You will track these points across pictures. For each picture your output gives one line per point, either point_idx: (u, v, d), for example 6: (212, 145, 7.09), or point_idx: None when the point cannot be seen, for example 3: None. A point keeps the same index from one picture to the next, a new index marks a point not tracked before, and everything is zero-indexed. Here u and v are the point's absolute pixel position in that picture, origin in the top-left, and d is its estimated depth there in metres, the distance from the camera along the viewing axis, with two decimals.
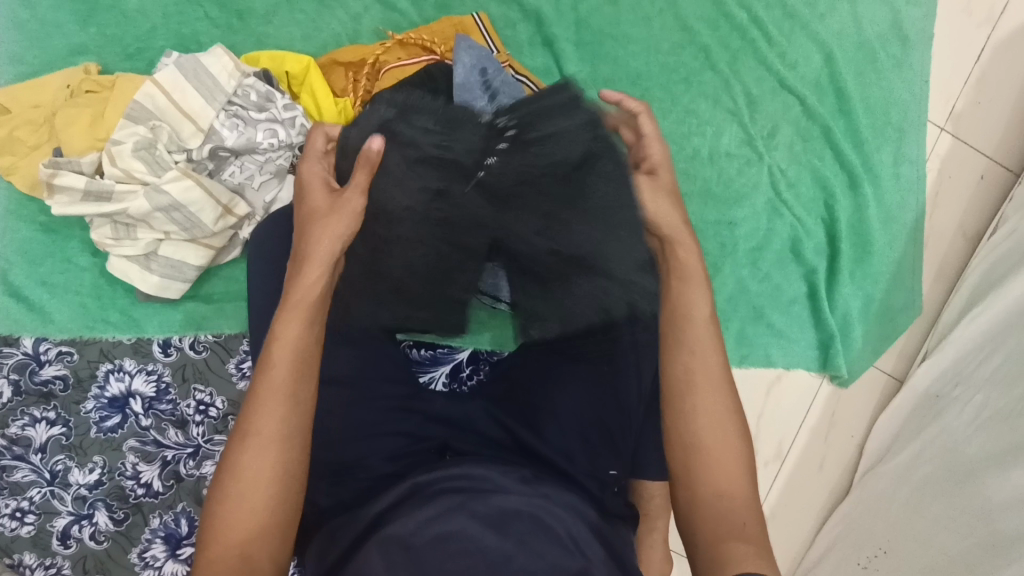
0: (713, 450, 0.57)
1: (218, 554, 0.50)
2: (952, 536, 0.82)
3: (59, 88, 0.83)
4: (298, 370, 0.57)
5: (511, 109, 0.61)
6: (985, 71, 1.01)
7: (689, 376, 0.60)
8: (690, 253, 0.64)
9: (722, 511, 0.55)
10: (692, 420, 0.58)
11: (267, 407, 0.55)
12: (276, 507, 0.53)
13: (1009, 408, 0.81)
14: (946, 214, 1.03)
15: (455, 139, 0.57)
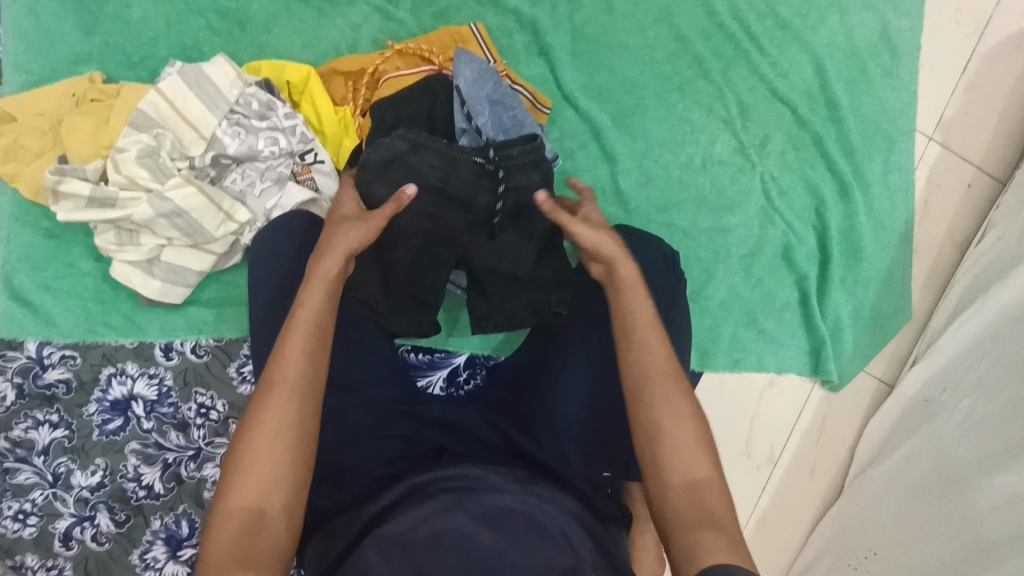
0: (674, 440, 0.58)
1: (234, 503, 0.53)
2: (940, 539, 0.84)
3: (64, 96, 0.84)
4: (317, 340, 0.61)
5: (496, 149, 0.75)
6: (973, 80, 1.03)
7: (642, 371, 0.61)
8: (625, 267, 0.68)
9: (691, 500, 0.55)
10: (650, 412, 0.59)
11: (289, 367, 0.59)
12: (289, 461, 0.56)
13: (998, 412, 0.83)
14: (935, 221, 1.05)
15: (452, 177, 0.75)
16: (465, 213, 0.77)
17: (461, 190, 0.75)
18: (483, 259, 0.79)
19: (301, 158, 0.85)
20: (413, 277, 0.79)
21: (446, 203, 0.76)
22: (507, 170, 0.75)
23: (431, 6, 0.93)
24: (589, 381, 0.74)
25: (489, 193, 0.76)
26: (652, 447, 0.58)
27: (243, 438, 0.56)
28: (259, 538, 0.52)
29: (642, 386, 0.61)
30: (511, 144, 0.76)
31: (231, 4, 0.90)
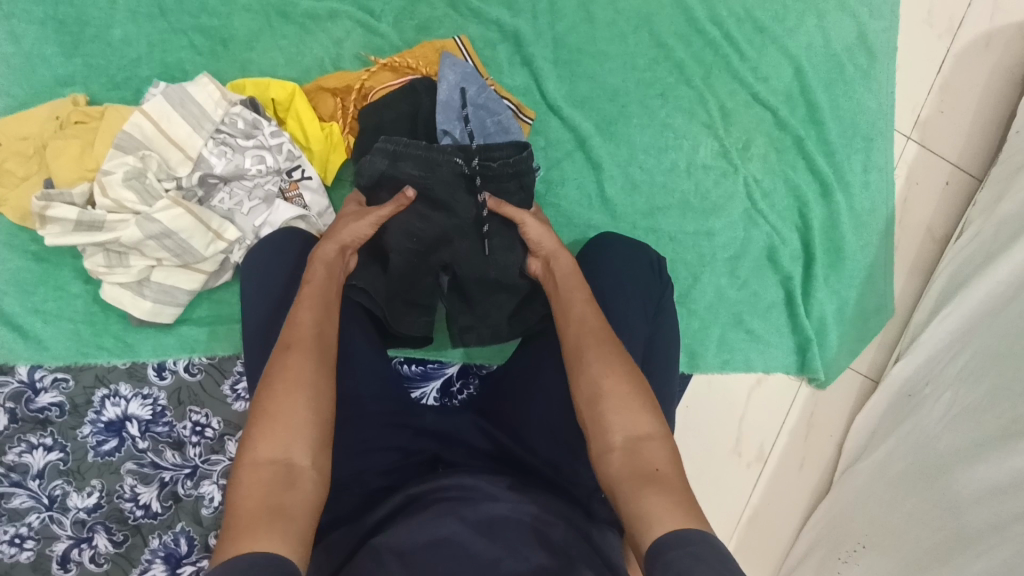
0: (612, 398, 0.59)
1: (260, 453, 0.54)
2: (924, 530, 0.87)
3: (47, 119, 0.84)
4: (323, 311, 0.64)
5: (477, 152, 0.76)
6: (947, 80, 1.06)
7: (578, 339, 0.64)
8: (564, 263, 0.73)
9: (632, 459, 0.56)
10: (589, 374, 0.61)
11: (302, 323, 0.62)
12: (312, 416, 0.57)
13: (976, 404, 0.85)
14: (914, 218, 1.07)
15: (433, 182, 0.76)
16: (451, 218, 0.78)
17: (445, 198, 0.76)
18: (469, 267, 0.79)
19: (289, 175, 0.86)
20: (404, 290, 0.80)
21: (435, 211, 0.77)
22: (487, 177, 0.76)
23: (413, 19, 0.93)
24: None
25: (472, 199, 0.77)
26: (593, 410, 0.60)
27: (264, 399, 0.57)
28: (289, 490, 0.53)
29: (578, 354, 0.63)
30: (494, 150, 0.76)
31: (213, 22, 0.90)
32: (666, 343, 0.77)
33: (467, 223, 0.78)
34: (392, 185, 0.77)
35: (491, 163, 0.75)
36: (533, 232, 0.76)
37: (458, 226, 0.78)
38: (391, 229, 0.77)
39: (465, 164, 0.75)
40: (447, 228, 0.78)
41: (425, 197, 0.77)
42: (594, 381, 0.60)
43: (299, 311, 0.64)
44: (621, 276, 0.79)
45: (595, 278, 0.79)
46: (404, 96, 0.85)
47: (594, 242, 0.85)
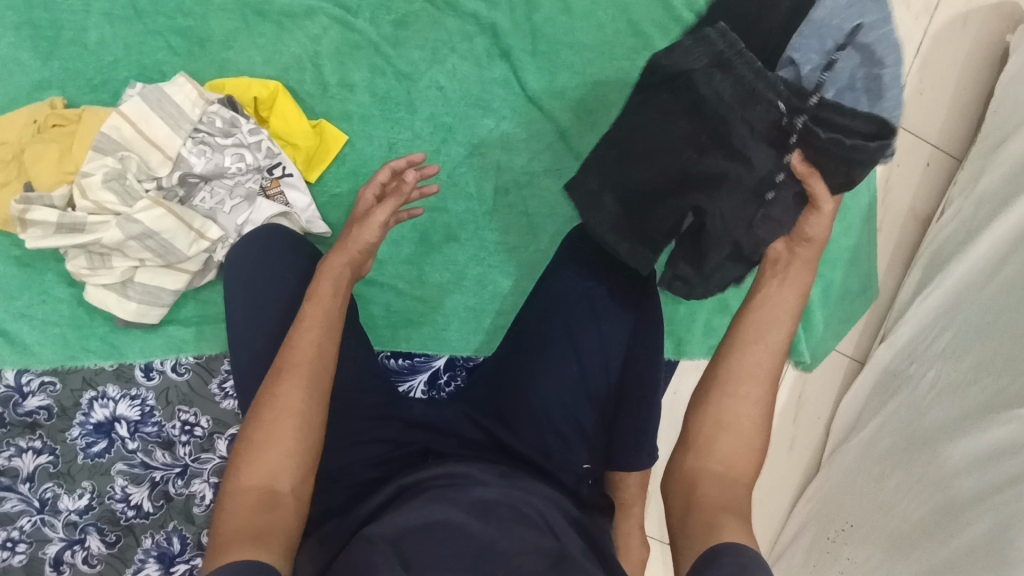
0: (732, 432, 0.58)
1: (247, 478, 0.55)
2: (912, 503, 0.85)
3: (26, 124, 0.84)
4: (324, 329, 0.63)
5: (815, 112, 0.66)
6: (925, 62, 1.06)
7: (746, 367, 0.59)
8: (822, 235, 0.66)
9: (724, 483, 0.57)
10: (729, 400, 0.59)
11: (302, 343, 0.62)
12: (298, 443, 0.57)
13: (960, 379, 0.85)
14: (895, 200, 1.08)
15: (746, 116, 0.69)
16: (739, 168, 0.70)
17: (740, 141, 0.70)
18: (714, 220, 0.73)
19: (270, 173, 0.89)
20: (641, 212, 0.76)
21: (711, 150, 0.72)
22: (801, 144, 0.67)
23: (390, 15, 0.93)
24: (569, 376, 0.75)
25: (770, 154, 0.69)
26: (728, 439, 0.58)
27: (255, 422, 0.58)
28: (270, 514, 0.54)
29: (729, 382, 0.59)
30: (843, 115, 0.65)
31: (190, 22, 0.90)
32: (649, 331, 0.76)
33: (755, 182, 0.70)
34: (691, 89, 0.72)
35: (830, 128, 0.66)
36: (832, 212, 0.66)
37: (727, 175, 0.71)
38: (661, 143, 0.74)
39: (793, 118, 0.67)
40: (726, 159, 0.71)
41: (710, 131, 0.72)
42: (728, 406, 0.58)
43: (297, 327, 0.63)
44: (604, 265, 0.79)
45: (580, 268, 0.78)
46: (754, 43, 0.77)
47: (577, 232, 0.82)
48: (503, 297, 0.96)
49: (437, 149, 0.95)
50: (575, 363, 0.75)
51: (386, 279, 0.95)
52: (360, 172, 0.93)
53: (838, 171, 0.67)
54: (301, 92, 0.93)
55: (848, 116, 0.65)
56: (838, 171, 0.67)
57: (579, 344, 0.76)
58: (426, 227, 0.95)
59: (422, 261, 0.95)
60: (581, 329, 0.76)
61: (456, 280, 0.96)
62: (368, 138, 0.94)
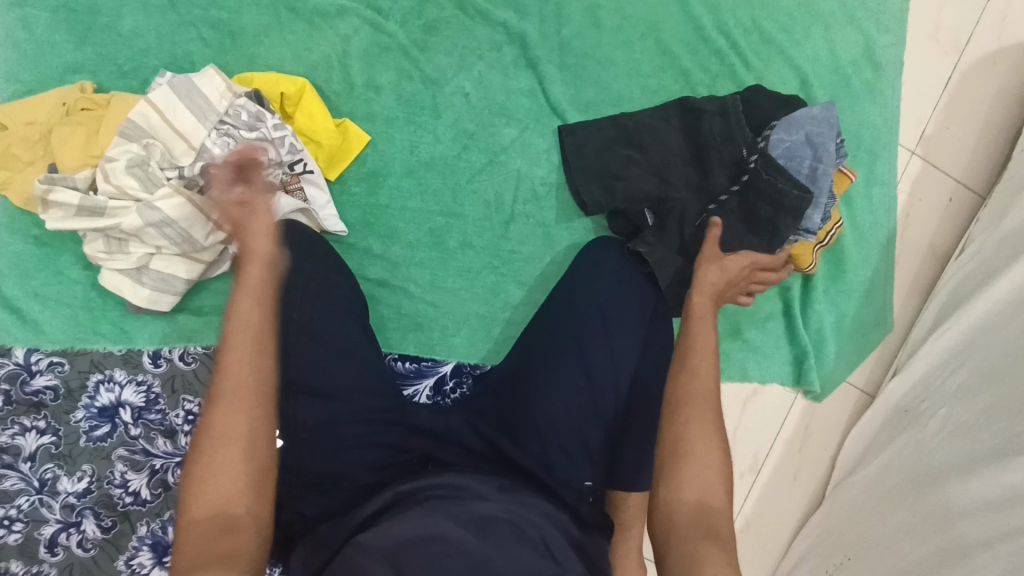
0: (690, 458, 0.63)
1: (199, 509, 0.55)
2: (911, 542, 0.84)
3: (55, 106, 0.85)
4: (255, 344, 0.61)
5: (771, 168, 0.83)
6: (953, 97, 1.06)
7: (690, 392, 0.67)
8: (710, 272, 0.79)
9: (697, 519, 0.60)
10: (677, 430, 0.65)
11: (235, 362, 0.60)
12: (250, 463, 0.57)
13: (972, 420, 0.83)
14: (916, 234, 1.07)
15: (719, 149, 0.87)
16: (699, 180, 0.88)
17: (710, 159, 0.87)
18: (674, 209, 0.87)
19: (291, 168, 0.88)
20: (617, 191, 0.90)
21: (687, 161, 0.89)
22: (750, 190, 0.85)
23: (421, 19, 0.94)
24: (577, 391, 0.74)
25: (728, 179, 0.86)
26: (688, 465, 0.63)
27: (200, 452, 0.57)
28: (229, 541, 0.54)
29: (677, 405, 0.67)
30: (784, 177, 0.83)
31: (223, 15, 0.91)
32: (661, 350, 0.77)
33: (705, 196, 0.87)
34: (692, 113, 0.90)
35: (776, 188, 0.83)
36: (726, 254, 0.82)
37: (692, 184, 0.88)
38: (657, 147, 0.90)
39: (748, 162, 0.85)
40: (694, 178, 0.88)
41: (694, 149, 0.89)
42: (677, 431, 0.65)
43: (229, 347, 0.61)
44: (619, 280, 0.79)
45: (593, 283, 0.79)
46: (777, 101, 0.90)
47: (589, 248, 0.84)
48: (514, 307, 0.96)
49: (458, 154, 0.95)
50: (585, 383, 0.74)
51: (399, 281, 0.94)
52: (379, 174, 0.94)
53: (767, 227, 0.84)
54: (328, 90, 0.93)
55: (790, 180, 0.83)
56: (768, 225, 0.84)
57: (589, 358, 0.75)
58: (442, 231, 0.95)
59: (436, 266, 0.95)
60: (591, 343, 0.75)
61: (468, 287, 0.95)
62: (391, 141, 0.94)
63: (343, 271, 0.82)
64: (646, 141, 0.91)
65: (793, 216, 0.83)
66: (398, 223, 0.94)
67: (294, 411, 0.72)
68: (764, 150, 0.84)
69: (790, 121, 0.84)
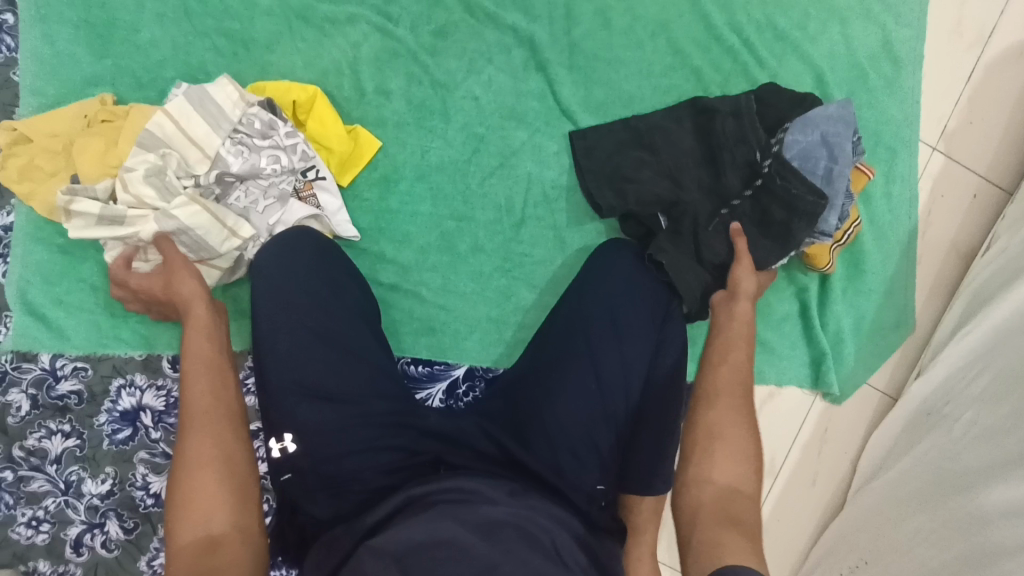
0: (719, 446, 0.72)
1: (184, 531, 0.62)
2: (932, 548, 0.81)
3: (77, 118, 0.88)
4: (211, 379, 0.73)
5: (786, 169, 0.82)
6: (977, 91, 1.03)
7: (722, 386, 0.77)
8: (744, 280, 0.81)
9: (720, 500, 0.67)
10: (706, 420, 0.74)
11: (193, 399, 0.70)
12: (223, 480, 0.66)
13: (996, 425, 0.80)
14: (939, 231, 1.04)
15: (732, 152, 0.85)
16: (712, 183, 0.87)
17: (723, 160, 0.86)
18: (689, 213, 0.85)
19: (304, 175, 0.90)
20: (630, 195, 0.88)
21: (700, 163, 0.88)
22: (765, 190, 0.83)
23: (430, 24, 0.95)
24: (587, 394, 0.74)
25: (741, 181, 0.85)
26: (718, 449, 0.71)
27: (177, 481, 0.65)
28: (216, 553, 0.61)
29: (709, 400, 0.76)
30: (799, 177, 0.81)
31: (237, 26, 0.93)
32: (676, 352, 0.76)
33: (719, 200, 0.86)
34: (706, 114, 0.89)
35: (791, 188, 0.81)
36: (746, 264, 0.82)
37: (706, 187, 0.87)
38: (669, 150, 0.89)
39: (762, 163, 0.84)
40: (708, 180, 0.87)
41: (708, 151, 0.88)
42: (710, 419, 0.74)
43: (186, 400, 0.71)
44: (631, 282, 0.79)
45: (603, 287, 0.78)
46: (790, 99, 0.88)
47: (601, 249, 0.83)
48: (525, 310, 0.96)
49: (468, 158, 0.96)
50: (595, 388, 0.74)
51: (411, 285, 0.95)
52: (391, 179, 0.95)
53: (781, 228, 0.82)
54: (339, 97, 0.94)
55: (804, 182, 0.81)
56: (782, 227, 0.82)
57: (600, 362, 0.74)
58: (453, 235, 0.95)
59: (447, 270, 0.95)
60: (602, 347, 0.75)
61: (479, 290, 0.96)
62: (402, 145, 0.95)
63: (358, 279, 0.84)
64: (657, 144, 0.90)
65: (808, 220, 0.81)
66: (409, 227, 0.95)
67: (305, 416, 0.73)
68: (780, 151, 0.83)
69: (806, 121, 0.83)
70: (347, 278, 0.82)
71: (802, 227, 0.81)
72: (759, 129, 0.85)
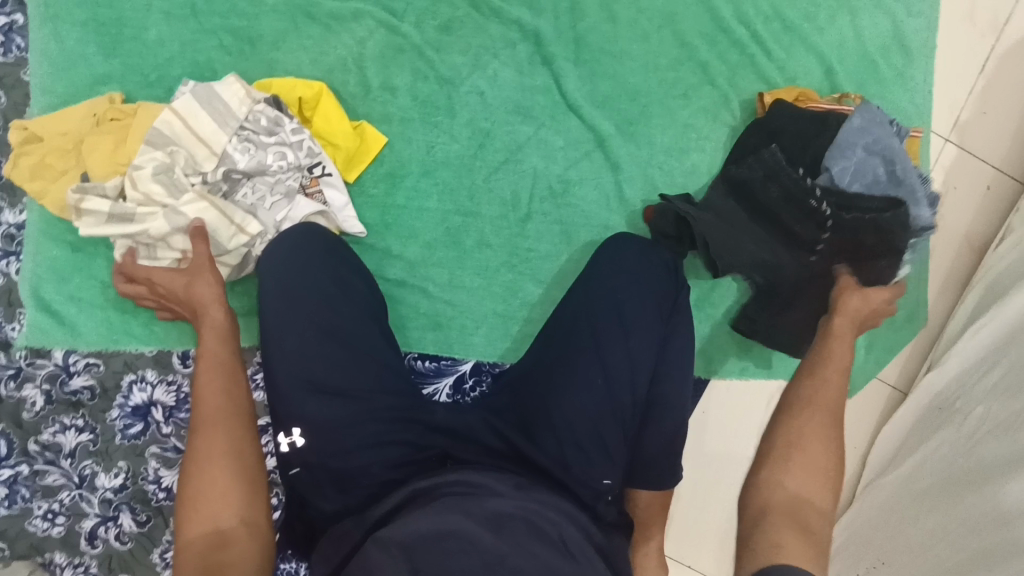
0: (801, 454, 0.66)
1: (194, 527, 0.63)
2: (947, 547, 0.79)
3: (86, 116, 0.88)
4: (223, 378, 0.74)
5: (840, 198, 0.84)
6: (991, 81, 1.01)
7: (814, 400, 0.71)
8: (853, 300, 0.82)
9: (792, 506, 0.63)
10: (794, 427, 0.69)
11: (205, 396, 0.72)
12: (232, 479, 0.66)
13: (1010, 419, 0.79)
14: (951, 224, 1.02)
15: (788, 211, 0.85)
16: (790, 242, 0.86)
17: (788, 224, 0.85)
18: (791, 279, 0.87)
19: (310, 171, 0.90)
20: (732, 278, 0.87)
21: (771, 227, 0.87)
22: (845, 223, 0.84)
23: (435, 19, 0.95)
24: (594, 389, 0.73)
25: (815, 232, 0.84)
26: (796, 458, 0.66)
27: (186, 479, 0.66)
28: (224, 551, 0.62)
29: (799, 409, 0.71)
30: (863, 202, 0.84)
31: (243, 23, 0.93)
32: (680, 348, 0.77)
33: (806, 254, 0.86)
34: (739, 182, 0.88)
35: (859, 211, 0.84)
36: (853, 284, 0.84)
37: (783, 246, 0.86)
38: (738, 222, 0.87)
39: (820, 207, 0.84)
40: (781, 238, 0.86)
41: (773, 217, 0.86)
42: (794, 429, 0.69)
43: (199, 397, 0.72)
44: (637, 275, 0.78)
45: (608, 282, 0.78)
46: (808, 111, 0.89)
47: (608, 243, 0.83)
48: (532, 305, 0.96)
49: (474, 153, 0.95)
50: (602, 385, 0.73)
51: (417, 281, 0.95)
52: (397, 175, 0.95)
53: (879, 243, 0.83)
54: (344, 93, 0.95)
55: (873, 198, 0.84)
56: (878, 242, 0.83)
57: (604, 356, 0.74)
58: (459, 231, 0.95)
59: (454, 265, 0.95)
60: (608, 341, 0.75)
61: (486, 285, 0.96)
62: (407, 141, 0.95)
63: (364, 275, 0.84)
64: (724, 221, 0.87)
65: (904, 227, 0.83)
66: (415, 223, 0.95)
67: (314, 412, 0.73)
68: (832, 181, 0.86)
69: (840, 143, 0.86)
70: (354, 276, 0.82)
71: (896, 238, 0.83)
72: (801, 177, 0.85)
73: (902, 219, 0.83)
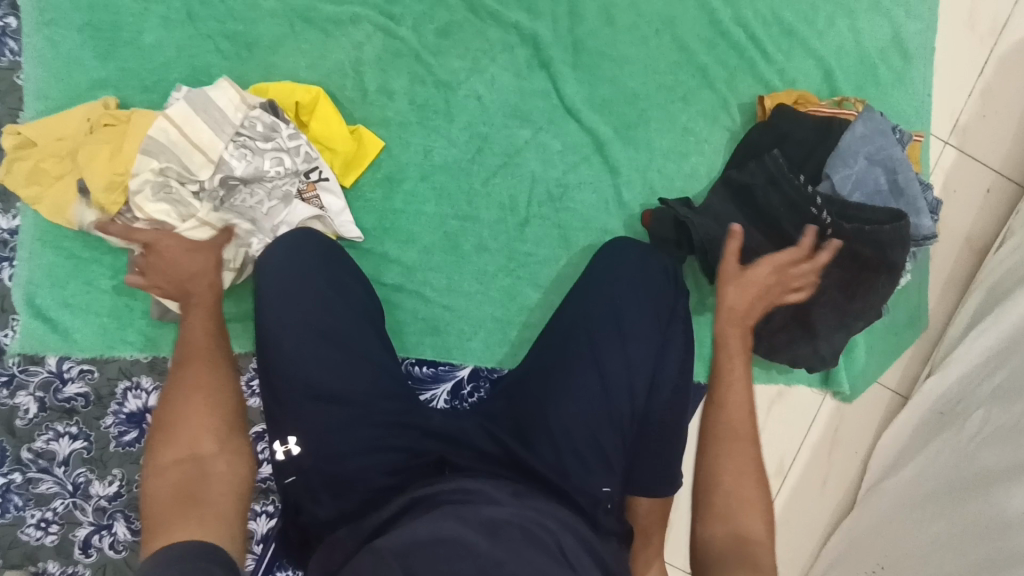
0: (727, 488, 0.67)
1: (169, 453, 0.64)
2: (950, 556, 0.78)
3: (81, 121, 0.87)
4: (212, 319, 0.75)
5: (842, 208, 0.84)
6: (990, 84, 1.01)
7: (720, 426, 0.71)
8: (732, 294, 0.80)
9: (737, 548, 0.64)
10: (713, 462, 0.69)
11: (193, 333, 0.73)
12: (210, 412, 0.67)
13: (1013, 425, 0.78)
14: (951, 228, 1.02)
15: (787, 217, 0.85)
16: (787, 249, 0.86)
17: (787, 230, 0.85)
18: None
19: (307, 176, 0.89)
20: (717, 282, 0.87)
21: (769, 234, 0.86)
22: (843, 233, 0.83)
23: (433, 23, 0.94)
24: (592, 396, 0.72)
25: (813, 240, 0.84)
26: (722, 501, 0.66)
27: (165, 405, 0.67)
28: (197, 482, 0.62)
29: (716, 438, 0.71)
30: (865, 212, 0.83)
31: (239, 27, 0.93)
32: (680, 353, 0.76)
33: None
34: (741, 187, 0.88)
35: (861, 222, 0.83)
36: (731, 272, 0.81)
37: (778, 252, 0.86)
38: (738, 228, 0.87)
39: (820, 215, 0.84)
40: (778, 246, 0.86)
41: (771, 223, 0.86)
42: (716, 462, 0.69)
43: (188, 335, 0.73)
44: (636, 281, 0.78)
45: (604, 288, 0.78)
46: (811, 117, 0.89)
47: (606, 249, 0.83)
48: (530, 309, 0.95)
49: (472, 157, 0.95)
50: (600, 389, 0.73)
51: (414, 286, 0.94)
52: (395, 179, 0.94)
53: (876, 256, 0.83)
54: (342, 97, 0.94)
55: (875, 210, 0.83)
56: (875, 255, 0.83)
57: (602, 360, 0.74)
58: (457, 235, 0.95)
59: (452, 270, 0.95)
60: (606, 346, 0.74)
61: (484, 290, 0.95)
62: (405, 146, 0.94)
63: (362, 279, 0.84)
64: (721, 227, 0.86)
65: (902, 242, 0.82)
66: (412, 227, 0.95)
67: (309, 414, 0.72)
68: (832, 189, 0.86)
69: (843, 151, 0.86)
70: (352, 279, 0.82)
71: (892, 252, 0.83)
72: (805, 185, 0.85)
73: (901, 234, 0.82)
